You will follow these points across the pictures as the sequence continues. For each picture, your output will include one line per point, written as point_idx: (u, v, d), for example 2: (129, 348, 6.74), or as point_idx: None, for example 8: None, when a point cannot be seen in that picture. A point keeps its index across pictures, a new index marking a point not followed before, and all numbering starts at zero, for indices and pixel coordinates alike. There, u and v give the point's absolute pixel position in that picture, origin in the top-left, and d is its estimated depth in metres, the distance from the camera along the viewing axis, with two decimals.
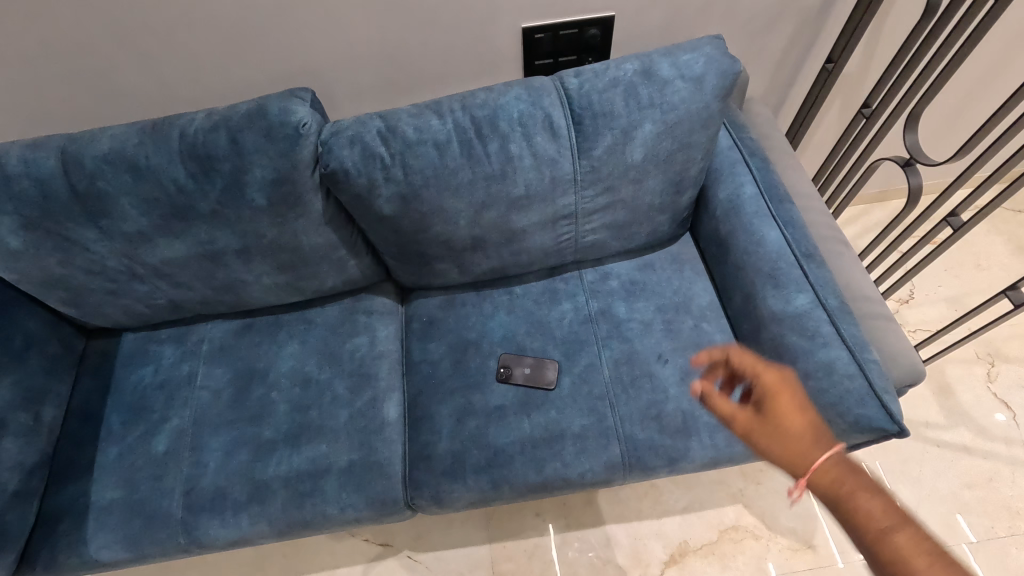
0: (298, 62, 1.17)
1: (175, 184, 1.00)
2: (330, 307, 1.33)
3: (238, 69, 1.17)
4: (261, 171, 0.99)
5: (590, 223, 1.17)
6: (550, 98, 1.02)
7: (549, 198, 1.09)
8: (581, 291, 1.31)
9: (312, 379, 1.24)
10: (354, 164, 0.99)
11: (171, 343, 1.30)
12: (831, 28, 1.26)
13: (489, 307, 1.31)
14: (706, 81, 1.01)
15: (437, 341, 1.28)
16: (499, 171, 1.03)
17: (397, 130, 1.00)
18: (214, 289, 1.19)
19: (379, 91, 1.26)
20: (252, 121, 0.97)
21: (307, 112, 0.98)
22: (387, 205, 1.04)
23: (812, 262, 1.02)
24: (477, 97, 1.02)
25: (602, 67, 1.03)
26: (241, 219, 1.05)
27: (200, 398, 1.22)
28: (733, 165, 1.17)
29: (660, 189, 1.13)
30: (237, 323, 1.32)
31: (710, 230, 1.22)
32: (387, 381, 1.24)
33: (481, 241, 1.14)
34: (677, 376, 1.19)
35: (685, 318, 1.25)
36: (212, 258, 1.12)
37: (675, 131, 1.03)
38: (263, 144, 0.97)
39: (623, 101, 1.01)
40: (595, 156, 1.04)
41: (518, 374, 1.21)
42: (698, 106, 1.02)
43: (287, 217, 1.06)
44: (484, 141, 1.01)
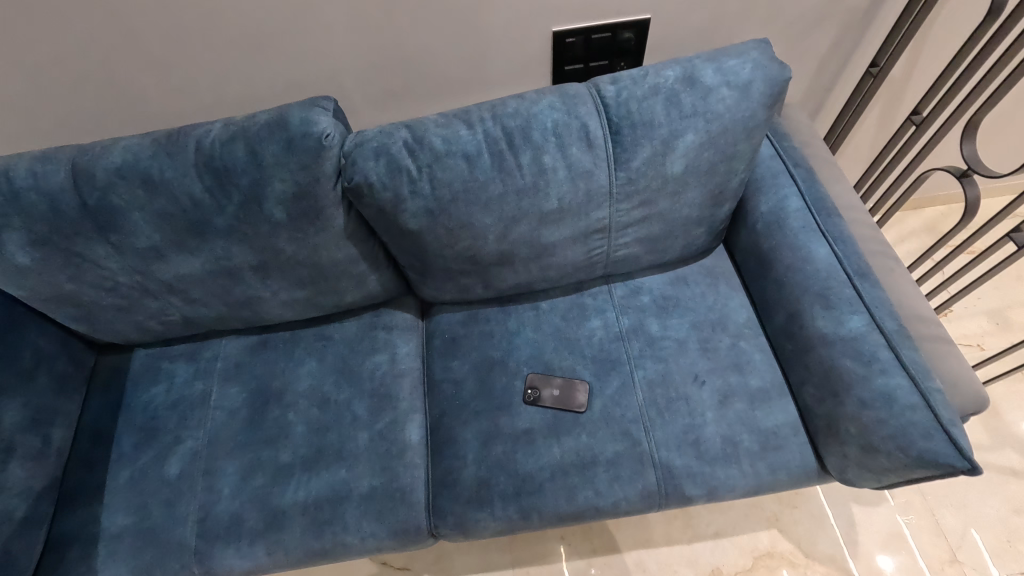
0: (319, 69, 1.12)
1: (190, 198, 0.94)
2: (348, 323, 1.28)
3: (256, 77, 1.12)
4: (281, 185, 0.93)
5: (623, 237, 1.11)
6: (586, 107, 0.96)
7: (583, 212, 1.03)
8: (610, 307, 1.25)
9: (330, 399, 1.19)
10: (379, 178, 0.93)
11: (184, 360, 1.26)
12: (877, 31, 1.19)
13: (515, 323, 1.25)
14: (753, 89, 0.94)
15: (461, 360, 1.23)
16: (532, 184, 0.97)
17: (424, 141, 0.94)
18: (229, 305, 1.14)
19: (402, 99, 1.21)
20: (272, 132, 0.91)
21: (330, 123, 0.92)
22: (413, 219, 0.98)
23: (866, 281, 0.96)
24: (508, 106, 0.96)
25: (640, 73, 0.97)
26: (259, 235, 1.00)
27: (214, 419, 1.17)
28: (775, 176, 1.10)
29: (698, 202, 1.07)
30: (252, 340, 1.27)
31: (748, 243, 1.16)
32: (409, 402, 1.19)
33: (509, 256, 1.08)
34: (714, 399, 1.13)
35: (722, 336, 1.19)
36: (227, 274, 1.07)
37: (718, 141, 0.97)
38: (283, 156, 0.91)
39: (664, 110, 0.95)
40: (632, 168, 0.98)
41: (547, 396, 1.15)
42: (744, 115, 0.96)
43: (307, 231, 1.01)
44: (516, 152, 0.95)
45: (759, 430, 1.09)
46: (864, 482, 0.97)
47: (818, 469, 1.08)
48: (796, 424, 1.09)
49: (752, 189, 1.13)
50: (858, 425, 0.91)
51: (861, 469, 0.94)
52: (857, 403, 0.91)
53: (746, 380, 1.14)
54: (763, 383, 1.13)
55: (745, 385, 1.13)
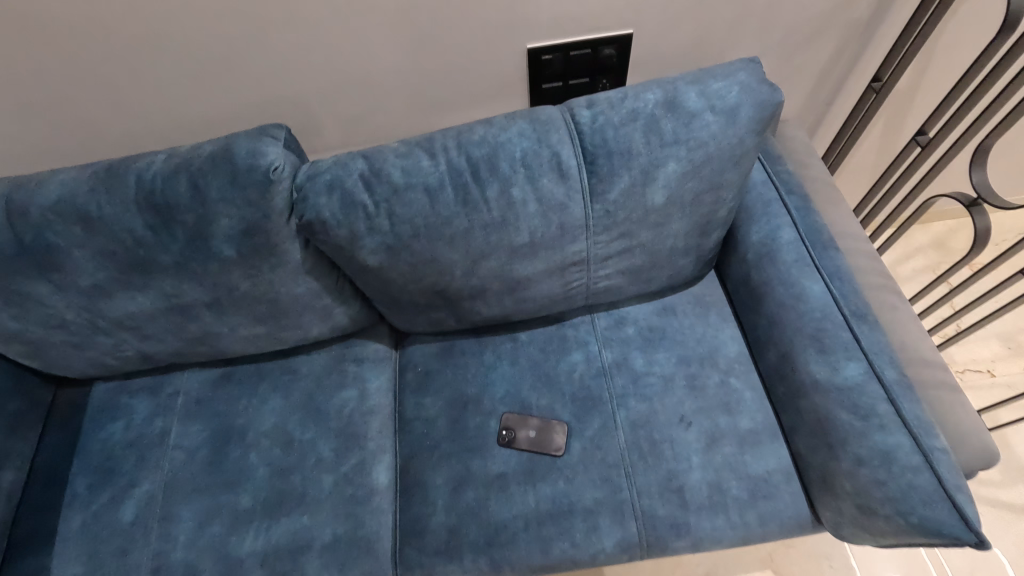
0: (279, 92, 1.05)
1: (132, 236, 0.88)
2: (317, 355, 1.22)
3: (213, 99, 1.05)
4: (228, 222, 0.87)
5: (603, 269, 1.03)
6: (558, 134, 0.88)
7: (556, 245, 0.95)
8: (593, 340, 1.17)
9: (295, 439, 1.12)
10: (333, 215, 0.86)
11: (145, 395, 1.20)
12: (879, 43, 1.11)
13: (491, 356, 1.18)
14: (740, 114, 0.86)
15: (433, 396, 1.16)
16: (500, 218, 0.90)
17: (381, 173, 0.87)
18: (186, 341, 1.08)
19: (370, 122, 1.14)
20: (216, 165, 0.84)
21: (279, 154, 0.85)
22: (372, 256, 0.91)
23: (864, 324, 0.88)
24: (475, 134, 0.89)
25: (618, 96, 0.89)
26: (209, 272, 0.93)
27: (172, 460, 1.11)
28: (767, 203, 1.02)
29: (683, 233, 1.00)
30: (215, 373, 1.21)
31: (739, 274, 1.08)
32: (377, 441, 1.13)
33: (481, 291, 1.01)
34: (701, 442, 1.05)
35: (710, 372, 1.12)
36: (180, 311, 1.00)
37: (702, 170, 0.89)
38: (229, 191, 0.85)
39: (644, 138, 0.87)
40: (610, 200, 0.91)
41: (522, 437, 1.08)
42: (731, 143, 0.88)
43: (261, 267, 0.94)
44: (481, 184, 0.88)
45: (749, 477, 1.02)
46: (861, 541, 0.89)
47: (812, 520, 1.00)
48: (789, 471, 1.02)
49: (743, 217, 1.05)
50: (853, 483, 0.83)
51: (857, 528, 0.86)
52: (852, 459, 0.83)
53: (735, 422, 1.06)
54: (753, 425, 1.06)
55: (734, 427, 1.06)
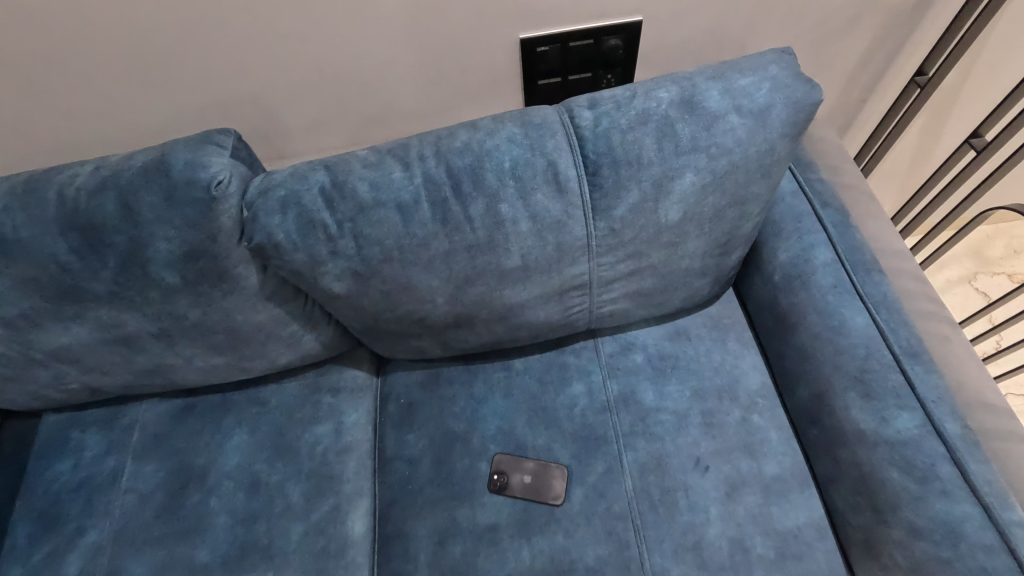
0: (235, 88, 0.89)
1: (56, 261, 0.75)
2: (288, 384, 1.09)
3: (157, 96, 0.88)
4: (167, 245, 0.74)
5: (607, 293, 0.90)
6: (555, 140, 0.75)
7: (554, 268, 0.82)
8: (596, 369, 1.04)
9: (261, 482, 1.00)
10: (289, 237, 0.73)
11: (97, 429, 1.07)
12: (928, 30, 0.96)
13: (482, 388, 1.05)
14: (771, 116, 0.72)
15: (417, 433, 1.03)
16: (486, 239, 0.77)
17: (346, 187, 0.74)
18: (136, 374, 0.96)
19: (344, 123, 0.99)
20: (149, 179, 0.72)
21: (224, 166, 0.72)
22: (338, 283, 0.79)
23: (919, 364, 0.74)
24: (457, 139, 0.75)
25: (625, 95, 0.75)
26: (151, 300, 0.80)
27: (124, 505, 0.99)
28: (799, 217, 0.88)
29: (701, 252, 0.86)
30: (175, 404, 1.08)
31: (764, 298, 0.94)
32: (353, 484, 1.00)
33: (467, 319, 0.88)
34: (720, 491, 0.92)
35: (730, 408, 0.98)
36: (124, 343, 0.88)
37: (725, 182, 0.75)
38: (165, 210, 0.72)
39: (655, 144, 0.73)
40: (616, 217, 0.77)
41: (516, 483, 0.95)
42: (759, 149, 0.74)
43: (211, 295, 0.81)
44: (464, 200, 0.75)
45: (776, 532, 0.88)
46: None
47: None
48: (821, 525, 0.89)
49: (769, 233, 0.91)
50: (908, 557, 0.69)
51: None
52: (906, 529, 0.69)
53: (758, 466, 0.93)
54: (781, 471, 0.93)
55: (759, 473, 0.93)
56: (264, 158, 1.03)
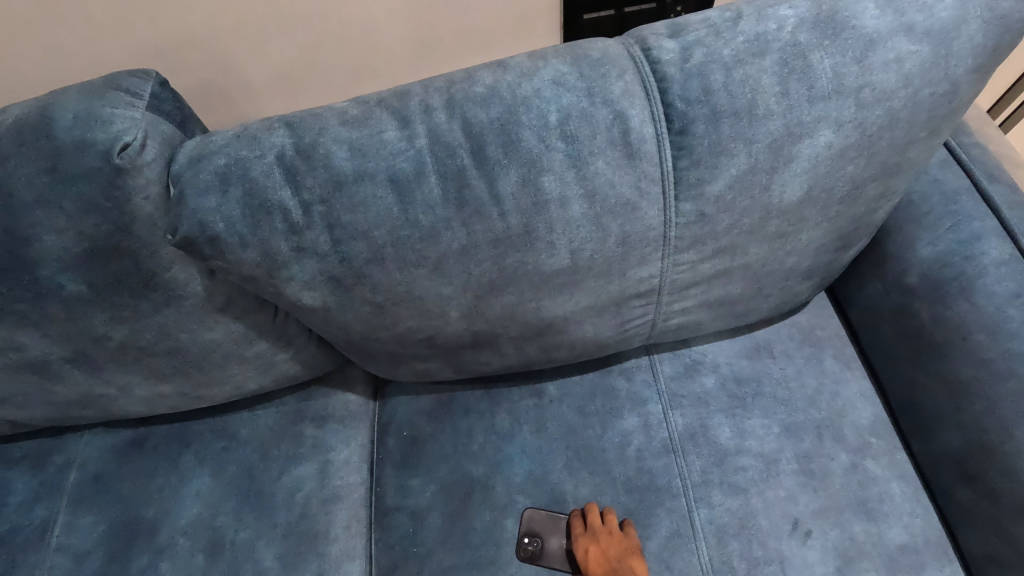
0: (171, 21, 0.63)
1: None
2: (262, 412, 0.87)
3: (55, 25, 0.60)
4: (58, 239, 0.52)
5: (680, 301, 0.66)
6: (624, 83, 0.50)
7: (613, 270, 0.58)
8: (653, 397, 0.80)
9: (225, 539, 0.78)
10: (234, 227, 0.50)
11: (27, 468, 0.86)
12: None
13: (506, 420, 0.82)
14: (960, 38, 0.47)
15: (423, 477, 0.80)
16: (520, 228, 0.53)
17: (316, 154, 0.50)
18: (59, 405, 0.74)
19: (322, 70, 0.73)
20: (24, 142, 0.49)
21: (134, 123, 0.49)
22: (311, 292, 0.56)
23: None
24: (478, 83, 0.51)
25: (726, 16, 0.50)
26: (52, 316, 0.58)
27: (53, 568, 0.78)
28: (951, 197, 0.63)
29: (814, 247, 0.62)
30: (122, 437, 0.87)
31: (886, 307, 0.70)
32: (342, 544, 0.78)
33: (491, 337, 0.65)
34: (830, 566, 0.68)
35: (836, 451, 0.74)
36: (32, 369, 0.66)
37: (874, 141, 0.51)
38: (50, 189, 0.49)
39: (777, 85, 0.49)
40: (708, 196, 0.53)
41: (555, 550, 0.73)
42: (933, 93, 0.49)
43: (137, 308, 0.59)
44: (489, 172, 0.51)
45: None
46: None
47: None
48: None
49: (902, 219, 0.67)
50: None
51: None
52: None
53: (879, 532, 0.69)
54: (912, 538, 0.69)
55: (881, 541, 0.69)
56: (219, 123, 0.76)
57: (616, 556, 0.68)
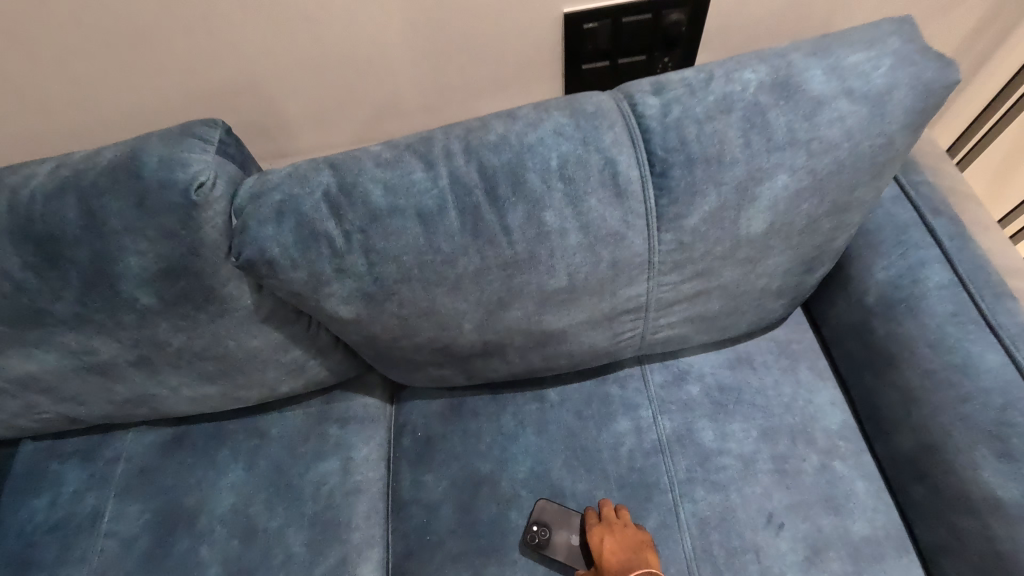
0: (228, 74, 0.76)
1: (10, 279, 0.63)
2: (290, 414, 0.96)
3: (139, 80, 0.75)
4: (139, 260, 0.61)
5: (665, 317, 0.75)
6: (613, 133, 0.60)
7: (605, 289, 0.67)
8: (644, 403, 0.89)
9: (258, 527, 0.87)
10: (286, 251, 0.60)
11: (78, 461, 0.96)
12: None
13: (511, 422, 0.91)
14: (893, 100, 0.57)
15: (436, 472, 0.89)
16: (526, 254, 0.62)
17: (356, 192, 0.60)
18: (115, 404, 0.83)
19: (352, 115, 0.84)
20: (117, 180, 0.59)
21: (208, 164, 0.59)
22: (347, 306, 0.65)
23: None
24: (491, 132, 0.61)
25: (700, 77, 0.60)
26: (124, 325, 0.68)
27: (104, 551, 0.87)
28: (902, 228, 0.73)
29: (781, 271, 0.71)
30: (164, 434, 0.96)
31: (850, 323, 0.79)
32: (363, 532, 0.87)
33: (499, 347, 0.74)
34: (800, 555, 0.76)
35: (807, 452, 0.83)
36: (98, 371, 0.75)
37: (824, 185, 0.61)
38: (137, 219, 0.59)
39: (741, 137, 0.58)
40: (686, 227, 0.63)
41: (561, 542, 0.80)
42: (873, 144, 0.59)
43: (196, 318, 0.68)
44: (500, 207, 0.60)
45: None
46: None
47: None
48: None
49: (862, 247, 0.76)
50: None
51: None
52: None
53: (844, 525, 0.78)
54: (874, 531, 0.77)
55: (846, 533, 0.77)
56: (264, 156, 0.89)
57: (633, 548, 0.75)
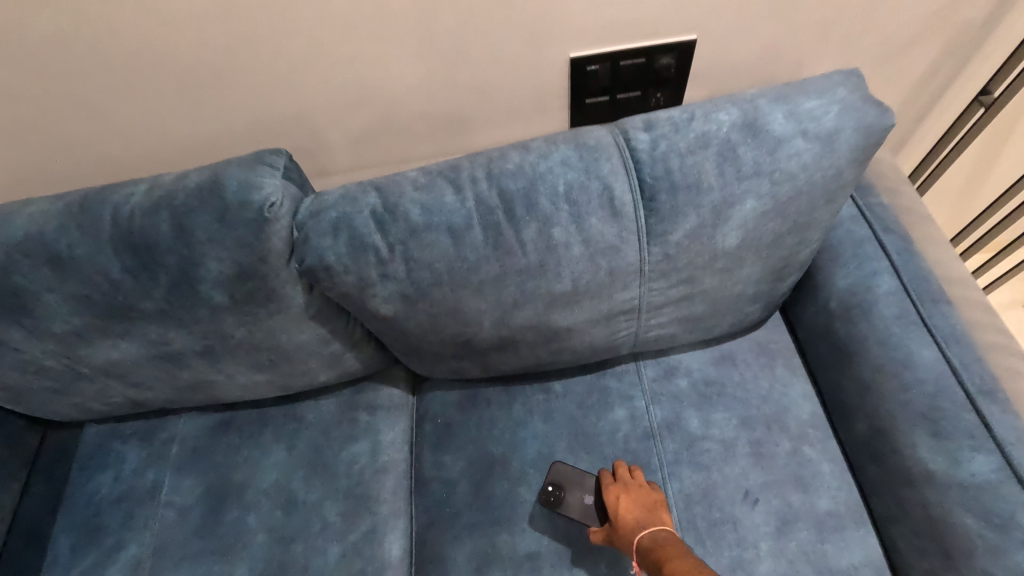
0: (284, 109, 0.89)
1: (108, 280, 0.76)
2: (325, 401, 1.08)
3: (209, 116, 0.88)
4: (218, 265, 0.74)
5: (656, 318, 0.87)
6: (610, 164, 0.73)
7: (604, 293, 0.80)
8: (638, 394, 1.01)
9: (299, 500, 0.99)
10: (340, 259, 0.73)
11: (138, 441, 1.08)
12: (995, 47, 0.91)
13: (521, 410, 1.03)
14: (840, 140, 0.69)
15: (454, 454, 1.01)
16: (538, 263, 0.75)
17: (398, 210, 0.72)
18: (178, 389, 0.96)
19: (386, 141, 0.97)
20: (203, 200, 0.72)
21: (277, 186, 0.72)
22: (387, 305, 0.78)
23: (996, 404, 0.70)
24: (509, 162, 0.74)
25: (683, 117, 0.72)
26: (198, 319, 0.80)
27: (163, 519, 1.00)
28: (858, 243, 0.85)
29: (755, 279, 0.83)
30: (213, 419, 1.09)
31: (818, 325, 0.91)
32: (390, 505, 0.99)
33: (512, 342, 0.86)
34: (771, 525, 0.88)
35: (780, 438, 0.94)
36: (169, 359, 0.88)
37: (787, 208, 0.73)
38: (218, 232, 0.72)
39: (716, 169, 0.71)
40: (672, 242, 0.75)
41: (574, 502, 0.90)
42: (825, 175, 0.71)
43: (258, 314, 0.81)
44: (516, 224, 0.73)
45: (831, 571, 0.84)
46: None
47: None
48: (879, 566, 0.84)
49: (826, 259, 0.88)
50: None
51: None
52: None
53: (811, 501, 0.89)
54: (836, 506, 0.89)
55: (812, 508, 0.89)
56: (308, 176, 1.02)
57: (648, 505, 0.84)
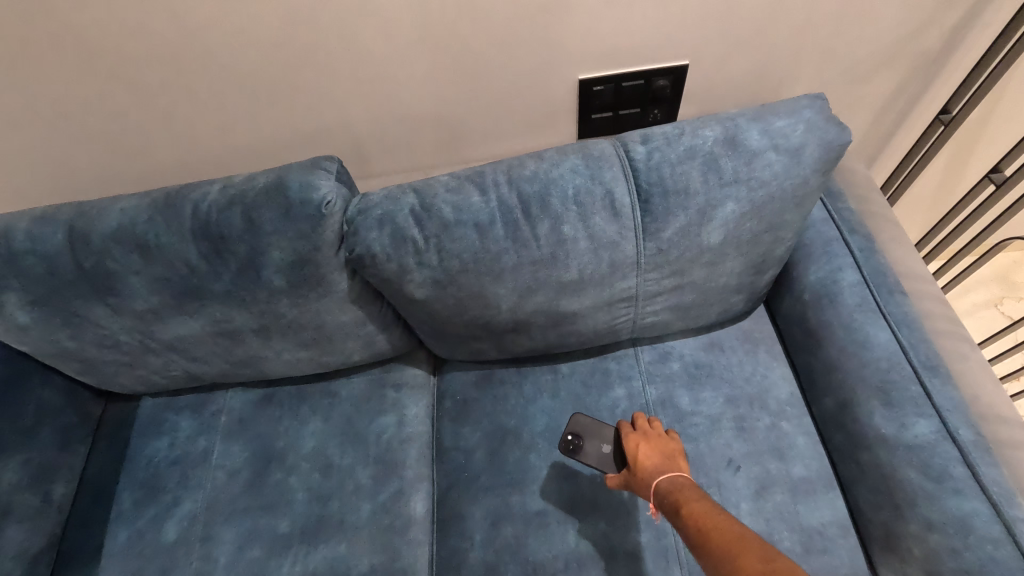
0: (331, 120, 1.03)
1: (186, 264, 0.89)
2: (357, 379, 1.22)
3: (267, 125, 1.02)
4: (279, 253, 0.88)
5: (651, 305, 1.00)
6: (612, 171, 0.86)
7: (606, 282, 0.93)
8: (636, 375, 1.14)
9: (334, 464, 1.12)
10: (383, 249, 0.86)
11: (190, 413, 1.22)
12: (950, 73, 1.03)
13: (531, 388, 1.16)
14: (806, 153, 0.83)
15: (471, 426, 1.14)
16: (550, 255, 0.88)
17: (432, 208, 0.86)
18: (231, 363, 1.09)
19: (416, 149, 1.11)
20: (269, 197, 0.85)
21: (331, 187, 0.86)
22: (420, 289, 0.91)
23: (937, 378, 0.83)
24: (526, 168, 0.87)
25: (675, 132, 0.86)
26: (258, 299, 0.94)
27: (215, 479, 1.13)
28: (827, 242, 0.98)
29: (737, 272, 0.96)
30: (257, 393, 1.22)
31: (793, 314, 1.03)
32: (415, 470, 1.12)
33: (526, 324, 1.00)
34: (750, 488, 1.01)
35: (761, 415, 1.07)
36: (228, 336, 1.01)
37: (763, 211, 0.86)
38: (282, 224, 0.86)
39: (702, 176, 0.84)
40: (664, 238, 0.88)
41: (590, 450, 1.01)
42: (794, 182, 0.84)
43: (308, 297, 0.94)
44: (532, 222, 0.86)
45: (802, 528, 0.96)
46: None
47: None
48: (845, 524, 0.96)
49: (801, 256, 1.01)
50: (922, 546, 0.79)
51: None
52: (922, 524, 0.79)
53: (787, 468, 1.02)
54: (808, 473, 1.01)
55: (787, 474, 1.01)
56: None
57: (664, 455, 0.92)
